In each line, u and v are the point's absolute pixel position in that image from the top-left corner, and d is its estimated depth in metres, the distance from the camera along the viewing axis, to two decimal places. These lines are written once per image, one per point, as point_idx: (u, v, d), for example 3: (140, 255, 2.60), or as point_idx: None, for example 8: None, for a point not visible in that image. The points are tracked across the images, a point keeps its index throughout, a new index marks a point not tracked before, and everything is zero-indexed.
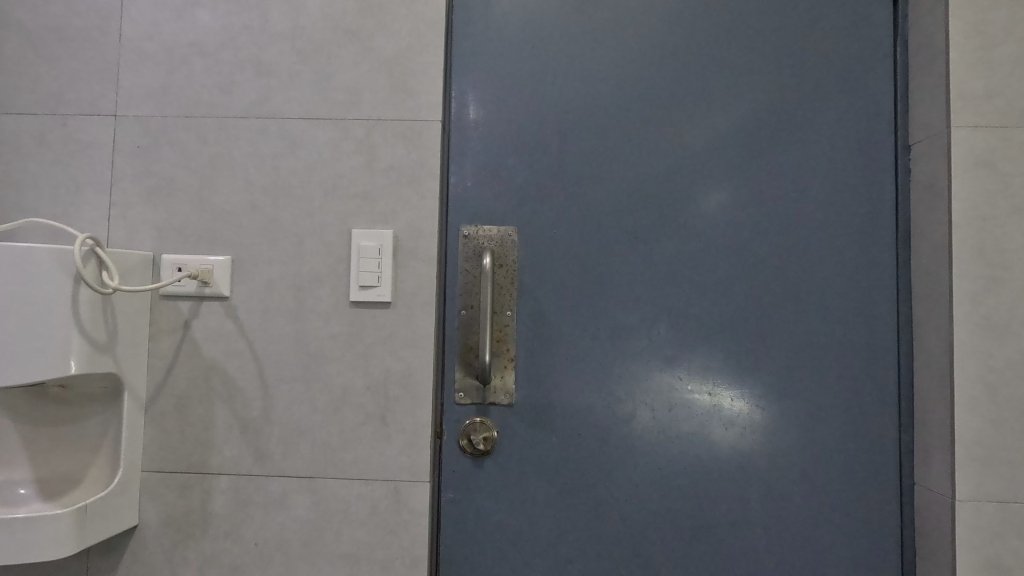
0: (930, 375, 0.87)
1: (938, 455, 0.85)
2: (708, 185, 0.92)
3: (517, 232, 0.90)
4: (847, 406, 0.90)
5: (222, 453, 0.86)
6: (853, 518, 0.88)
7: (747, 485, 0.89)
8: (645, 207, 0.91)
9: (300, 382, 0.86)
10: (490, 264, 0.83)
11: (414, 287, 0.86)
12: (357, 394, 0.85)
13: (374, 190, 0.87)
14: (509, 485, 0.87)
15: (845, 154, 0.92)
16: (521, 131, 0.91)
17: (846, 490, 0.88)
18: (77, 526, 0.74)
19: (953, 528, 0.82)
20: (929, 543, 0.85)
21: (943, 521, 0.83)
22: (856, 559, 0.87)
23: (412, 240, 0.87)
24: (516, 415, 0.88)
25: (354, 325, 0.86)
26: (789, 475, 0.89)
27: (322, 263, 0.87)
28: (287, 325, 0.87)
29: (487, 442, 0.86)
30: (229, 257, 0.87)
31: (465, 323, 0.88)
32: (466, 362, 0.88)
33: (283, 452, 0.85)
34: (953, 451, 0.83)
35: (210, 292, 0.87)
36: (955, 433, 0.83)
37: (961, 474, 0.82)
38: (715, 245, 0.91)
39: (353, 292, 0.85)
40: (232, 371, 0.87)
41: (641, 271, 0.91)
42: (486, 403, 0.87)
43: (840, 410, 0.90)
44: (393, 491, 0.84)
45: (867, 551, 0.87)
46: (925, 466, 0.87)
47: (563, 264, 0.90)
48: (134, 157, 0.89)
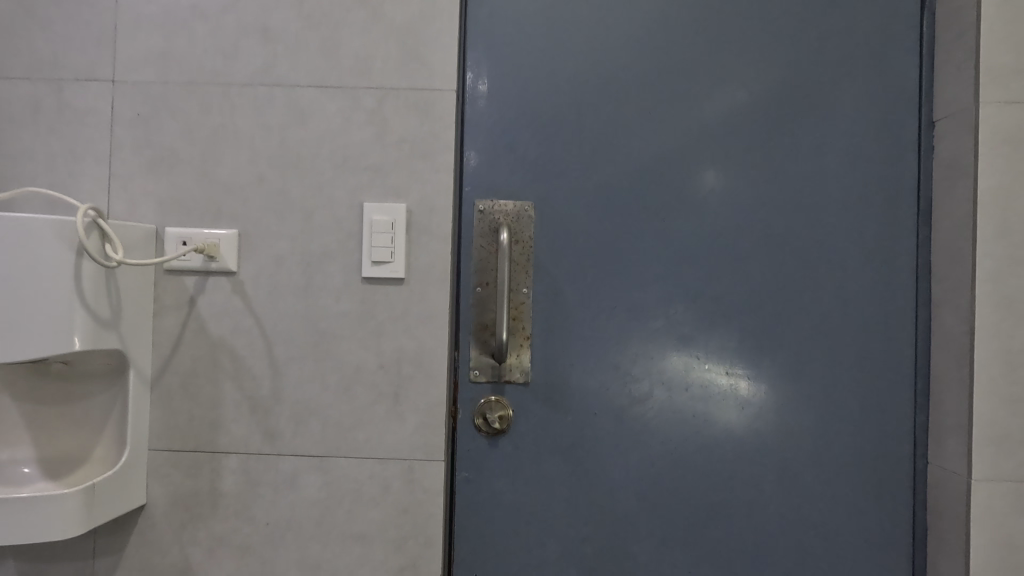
0: (948, 356, 0.86)
1: (954, 435, 0.84)
2: (728, 160, 0.90)
3: (533, 206, 0.87)
4: (864, 386, 0.89)
5: (231, 431, 0.84)
6: (866, 498, 0.88)
7: (762, 465, 0.88)
8: (666, 184, 0.89)
9: (310, 360, 0.84)
10: (507, 239, 0.81)
11: (427, 263, 0.84)
12: (369, 372, 0.84)
13: (386, 163, 0.84)
14: (523, 465, 0.86)
15: (867, 130, 0.90)
16: (537, 101, 0.88)
17: (861, 469, 0.88)
18: (85, 506, 0.72)
19: (967, 508, 0.82)
20: (942, 521, 0.85)
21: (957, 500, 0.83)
22: (868, 537, 0.88)
23: (425, 215, 0.84)
24: (531, 394, 0.86)
25: (366, 302, 0.84)
26: (804, 455, 0.88)
27: (332, 238, 0.84)
28: (296, 302, 0.84)
29: (503, 421, 0.85)
30: (236, 231, 0.84)
31: (480, 300, 0.86)
32: (481, 340, 0.86)
33: (293, 431, 0.84)
34: (970, 431, 0.82)
35: (216, 267, 0.84)
36: (973, 413, 0.82)
37: (977, 455, 0.82)
38: (735, 222, 0.90)
39: (365, 268, 0.83)
40: (240, 348, 0.84)
41: (659, 249, 0.89)
42: (502, 381, 0.86)
43: (857, 390, 0.89)
44: (406, 470, 0.83)
45: (879, 530, 0.88)
46: (939, 446, 0.87)
47: (581, 241, 0.88)
48: (134, 126, 0.86)
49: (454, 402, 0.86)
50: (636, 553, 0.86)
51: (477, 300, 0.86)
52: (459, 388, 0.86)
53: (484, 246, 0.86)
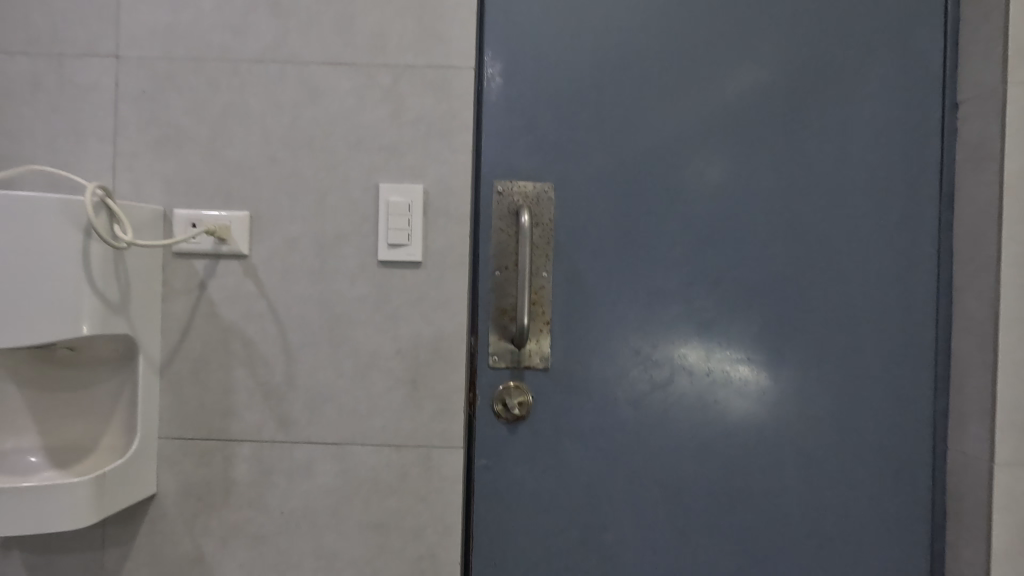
0: (970, 341, 0.85)
1: (976, 421, 0.84)
2: (750, 143, 0.88)
3: (553, 188, 0.85)
4: (885, 371, 0.88)
5: (243, 419, 0.82)
6: (886, 483, 0.88)
7: (782, 451, 0.87)
8: (687, 165, 0.87)
9: (325, 346, 0.82)
10: (528, 221, 0.79)
11: (445, 246, 0.82)
12: (386, 358, 0.82)
13: (403, 143, 0.82)
14: (542, 452, 0.84)
15: (890, 112, 0.89)
16: (556, 81, 0.86)
17: (880, 455, 0.88)
18: (96, 495, 0.70)
19: (990, 493, 0.82)
20: (962, 507, 0.85)
21: (979, 485, 0.83)
22: (888, 523, 0.87)
23: (443, 196, 0.82)
24: (550, 380, 0.85)
25: (382, 286, 0.82)
26: (825, 440, 0.88)
27: (346, 220, 0.82)
28: (310, 286, 0.82)
29: (522, 407, 0.83)
30: (247, 213, 0.82)
31: (498, 284, 0.84)
32: (500, 324, 0.84)
33: (308, 419, 0.82)
34: (993, 416, 0.82)
35: (227, 249, 0.81)
36: (996, 398, 0.82)
37: (1000, 440, 0.82)
38: (757, 206, 0.88)
39: (382, 251, 0.81)
40: (252, 334, 0.82)
41: (681, 232, 0.87)
42: (521, 367, 0.84)
43: (877, 376, 0.88)
44: (424, 458, 0.81)
45: (898, 515, 0.88)
46: (960, 432, 0.86)
47: (601, 224, 0.86)
48: (139, 104, 0.82)
49: (472, 387, 0.85)
50: (656, 540, 0.86)
51: (496, 283, 0.84)
52: (477, 374, 0.84)
53: (503, 228, 0.84)
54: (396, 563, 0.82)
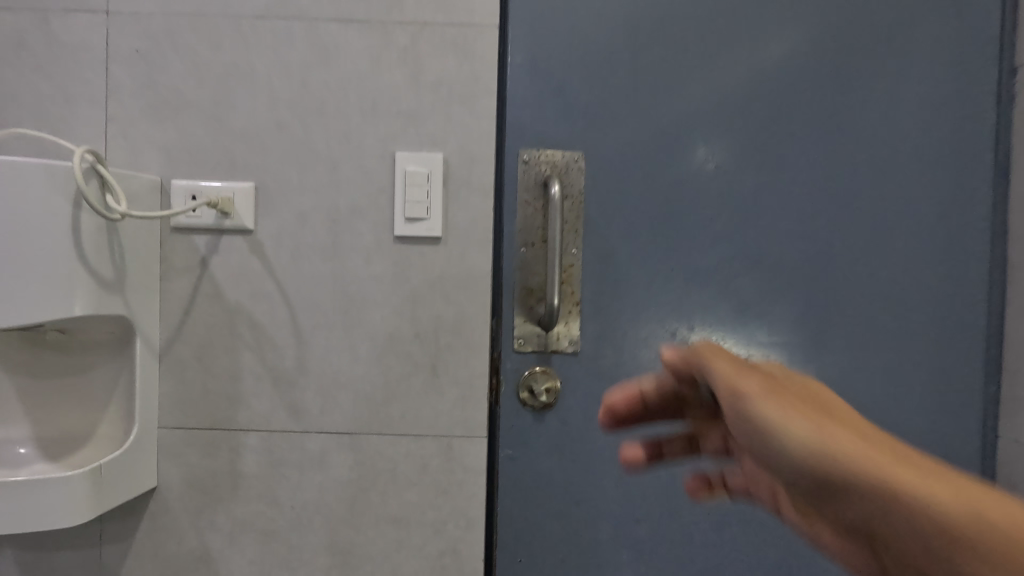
0: None
1: None
2: (793, 110, 0.82)
3: (583, 158, 0.79)
4: (933, 355, 0.83)
5: (250, 407, 0.76)
6: None
7: None
8: (725, 135, 0.81)
9: (338, 329, 0.76)
10: (559, 192, 0.73)
11: (468, 221, 0.75)
12: (404, 342, 0.76)
13: (421, 108, 0.75)
14: (572, 441, 0.79)
15: (944, 76, 0.83)
16: (587, 40, 0.79)
17: (928, 443, 0.83)
18: (92, 490, 0.64)
19: None
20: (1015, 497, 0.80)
21: None
22: None
23: (465, 166, 0.75)
24: (579, 366, 0.79)
25: (400, 263, 0.76)
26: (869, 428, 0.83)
27: (361, 192, 0.76)
28: (322, 263, 0.76)
29: (549, 395, 0.78)
30: (252, 184, 0.75)
31: (524, 261, 0.79)
32: (526, 305, 0.78)
33: (321, 407, 0.76)
34: None
35: (230, 224, 0.75)
36: None
37: None
38: (801, 177, 0.82)
39: (399, 226, 0.75)
40: (259, 315, 0.76)
41: (719, 207, 0.81)
42: (548, 351, 0.78)
43: (925, 360, 0.83)
44: (446, 449, 0.76)
45: None
46: (1012, 418, 0.81)
47: (634, 198, 0.80)
48: (134, 65, 0.75)
49: (496, 372, 0.79)
50: (691, 533, 0.81)
51: (521, 261, 0.78)
52: (502, 358, 0.78)
53: (528, 201, 0.78)
54: (417, 559, 0.76)
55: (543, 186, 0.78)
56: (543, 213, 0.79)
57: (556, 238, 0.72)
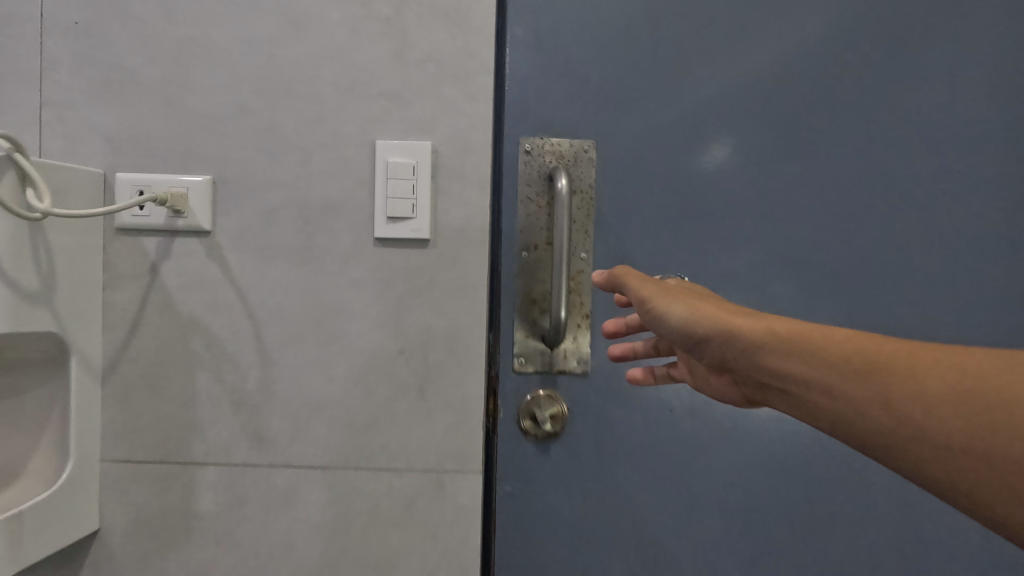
0: None
1: None
2: (839, 91, 0.71)
3: (594, 147, 0.69)
4: None
5: (208, 436, 0.66)
6: None
7: (874, 471, 0.71)
8: (759, 120, 0.70)
9: (310, 346, 0.65)
10: (568, 184, 0.62)
11: (461, 220, 0.65)
12: (386, 360, 0.65)
13: (407, 88, 0.65)
14: (582, 475, 0.68)
15: (1014, 51, 0.71)
16: (600, 10, 0.68)
17: None
18: (11, 543, 0.54)
19: None
20: None
21: None
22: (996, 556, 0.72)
23: (457, 156, 0.65)
24: (591, 387, 0.68)
25: (382, 269, 0.65)
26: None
27: (336, 186, 0.65)
28: (290, 269, 0.65)
29: (555, 422, 0.67)
30: (209, 177, 0.64)
31: (526, 266, 0.67)
32: (528, 317, 0.67)
33: (289, 437, 0.65)
34: None
35: (183, 224, 0.64)
36: None
37: None
38: (845, 169, 0.71)
39: (379, 226, 0.64)
40: (218, 329, 0.65)
41: (751, 204, 0.70)
42: (554, 371, 0.67)
43: None
44: (434, 484, 0.65)
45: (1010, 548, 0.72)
46: None
47: (653, 193, 0.69)
48: (72, 38, 0.65)
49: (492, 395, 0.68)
50: None
51: (523, 266, 0.67)
52: (499, 379, 0.67)
53: (531, 196, 0.68)
54: None
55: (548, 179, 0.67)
56: (548, 211, 0.68)
57: (564, 237, 0.61)
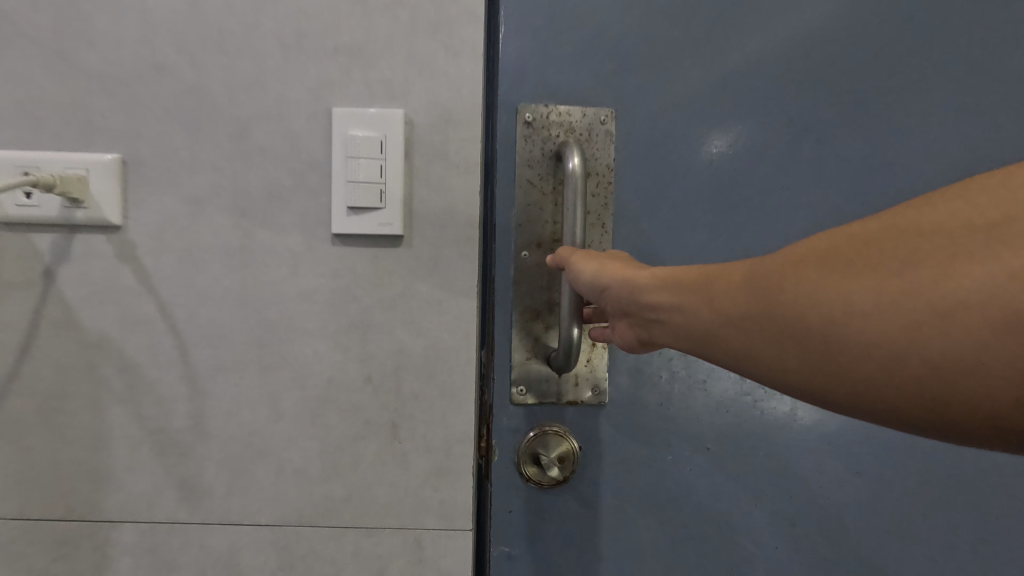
0: None
1: None
2: (925, 47, 0.56)
3: (613, 117, 0.53)
4: None
5: (125, 487, 0.52)
6: None
7: (950, 519, 0.58)
8: (824, 86, 0.55)
9: (251, 373, 0.51)
10: (581, 165, 0.46)
11: (442, 212, 0.51)
12: (349, 391, 0.51)
13: (370, 39, 0.50)
14: (598, 530, 0.54)
15: None
16: None
17: None
18: None
19: None
20: None
21: None
22: None
23: (438, 130, 0.50)
24: (609, 422, 0.53)
25: (342, 275, 0.51)
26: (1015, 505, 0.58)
27: (282, 167, 0.50)
28: (224, 276, 0.51)
29: (562, 466, 0.52)
30: (116, 155, 0.50)
31: (526, 271, 0.52)
32: (529, 337, 0.52)
33: (228, 487, 0.52)
34: None
35: (84, 216, 0.49)
36: None
37: None
38: (929, 145, 0.56)
39: (337, 219, 0.50)
40: (134, 353, 0.51)
41: (810, 192, 0.56)
42: (562, 403, 0.53)
43: None
44: (412, 546, 0.52)
45: None
46: None
47: (692, 177, 0.54)
48: None
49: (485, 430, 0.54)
50: None
51: (521, 271, 0.52)
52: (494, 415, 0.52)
53: (532, 181, 0.52)
54: None
55: (555, 159, 0.52)
56: (554, 200, 0.52)
57: (576, 234, 0.46)
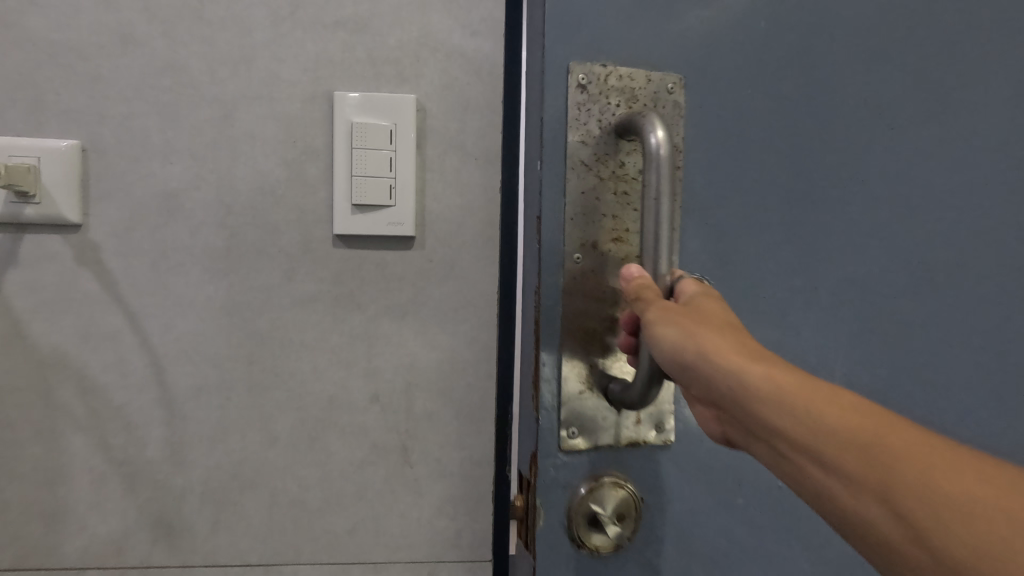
0: None
1: None
2: None
3: (684, 85, 0.38)
4: None
5: (89, 529, 0.44)
6: None
7: None
8: (947, 62, 0.43)
9: (240, 394, 0.45)
10: (666, 137, 0.33)
11: (459, 210, 0.45)
12: (352, 411, 0.45)
13: (376, 12, 0.44)
14: None
15: None
16: None
17: None
18: None
19: None
20: None
21: None
22: None
23: (453, 117, 0.45)
24: (678, 470, 0.40)
25: (345, 280, 0.45)
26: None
27: (275, 158, 0.44)
28: (206, 282, 0.44)
29: (623, 525, 0.38)
30: (76, 141, 0.42)
31: (578, 282, 0.37)
32: (583, 368, 0.38)
33: (213, 525, 0.45)
34: None
35: (35, 213, 0.41)
36: None
37: None
38: None
39: (341, 218, 0.44)
40: (98, 373, 0.44)
41: (929, 199, 0.43)
42: (620, 445, 0.39)
43: None
44: None
45: None
46: None
47: (792, 164, 0.40)
48: None
49: (525, 483, 0.39)
50: None
51: (572, 282, 0.37)
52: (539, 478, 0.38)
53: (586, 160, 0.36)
54: None
55: (618, 132, 0.36)
56: (615, 187, 0.37)
57: (662, 226, 0.32)
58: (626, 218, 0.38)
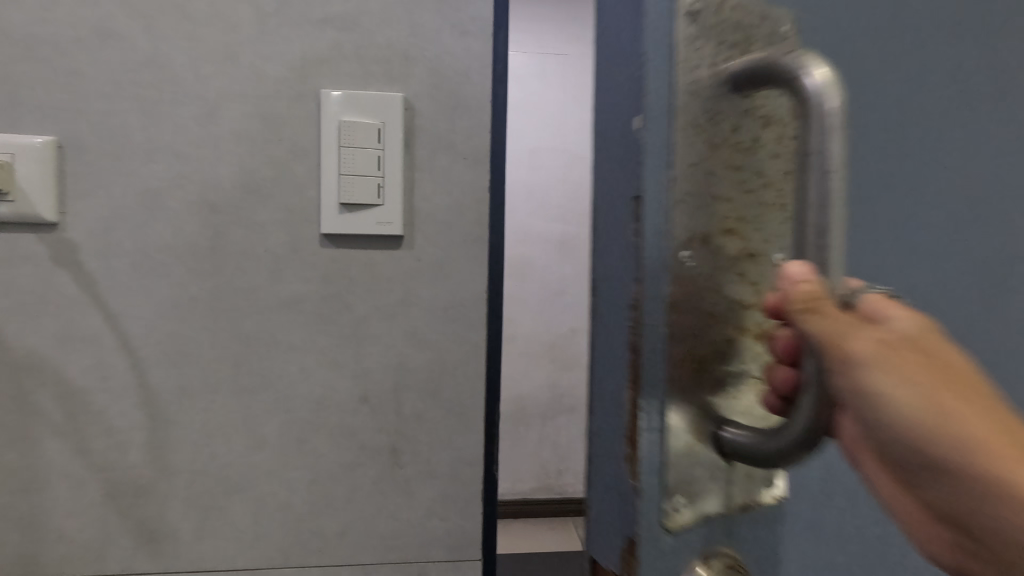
0: None
1: None
2: None
3: (797, 31, 0.26)
4: None
5: (68, 537, 0.43)
6: None
7: None
8: None
9: (225, 396, 0.44)
10: (833, 77, 0.21)
11: (449, 210, 0.45)
12: (341, 412, 0.45)
13: (364, 9, 0.43)
14: None
15: None
16: None
17: None
18: None
19: None
20: None
21: None
22: None
23: (442, 116, 0.45)
24: (798, 565, 0.29)
25: (333, 280, 0.44)
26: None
27: (261, 156, 0.43)
28: (190, 282, 0.43)
29: None
30: (53, 137, 0.41)
31: (690, 294, 0.24)
32: (699, 421, 0.25)
33: (197, 531, 0.44)
34: None
35: (10, 212, 0.40)
36: None
37: None
38: None
39: (329, 218, 0.43)
40: (76, 377, 0.42)
41: None
42: (733, 511, 0.27)
43: None
44: None
45: None
46: None
47: (928, 164, 0.30)
48: None
49: None
50: None
51: (684, 290, 0.24)
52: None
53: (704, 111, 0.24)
54: None
55: (739, 85, 0.24)
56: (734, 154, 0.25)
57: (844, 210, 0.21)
58: (747, 201, 0.25)
